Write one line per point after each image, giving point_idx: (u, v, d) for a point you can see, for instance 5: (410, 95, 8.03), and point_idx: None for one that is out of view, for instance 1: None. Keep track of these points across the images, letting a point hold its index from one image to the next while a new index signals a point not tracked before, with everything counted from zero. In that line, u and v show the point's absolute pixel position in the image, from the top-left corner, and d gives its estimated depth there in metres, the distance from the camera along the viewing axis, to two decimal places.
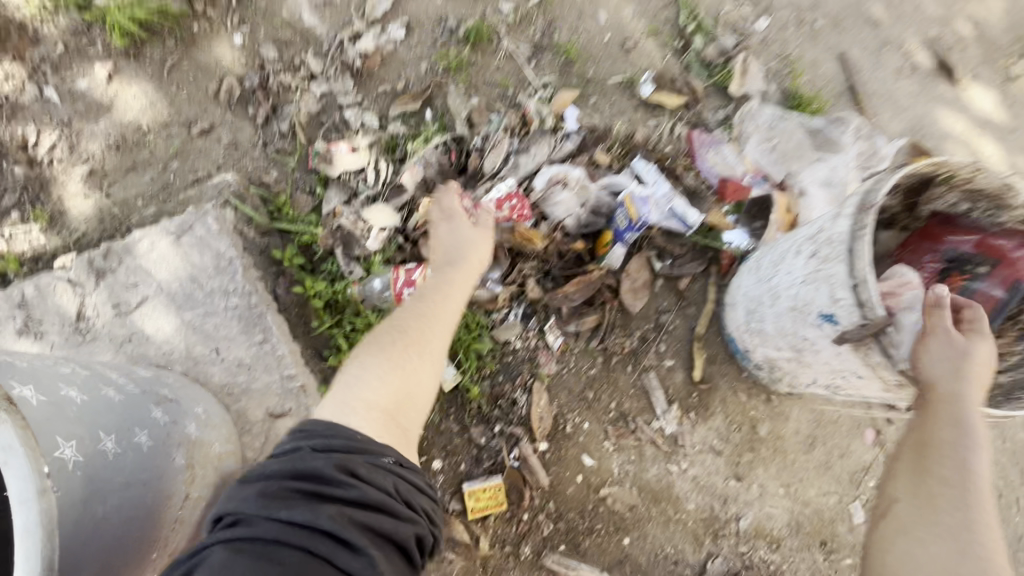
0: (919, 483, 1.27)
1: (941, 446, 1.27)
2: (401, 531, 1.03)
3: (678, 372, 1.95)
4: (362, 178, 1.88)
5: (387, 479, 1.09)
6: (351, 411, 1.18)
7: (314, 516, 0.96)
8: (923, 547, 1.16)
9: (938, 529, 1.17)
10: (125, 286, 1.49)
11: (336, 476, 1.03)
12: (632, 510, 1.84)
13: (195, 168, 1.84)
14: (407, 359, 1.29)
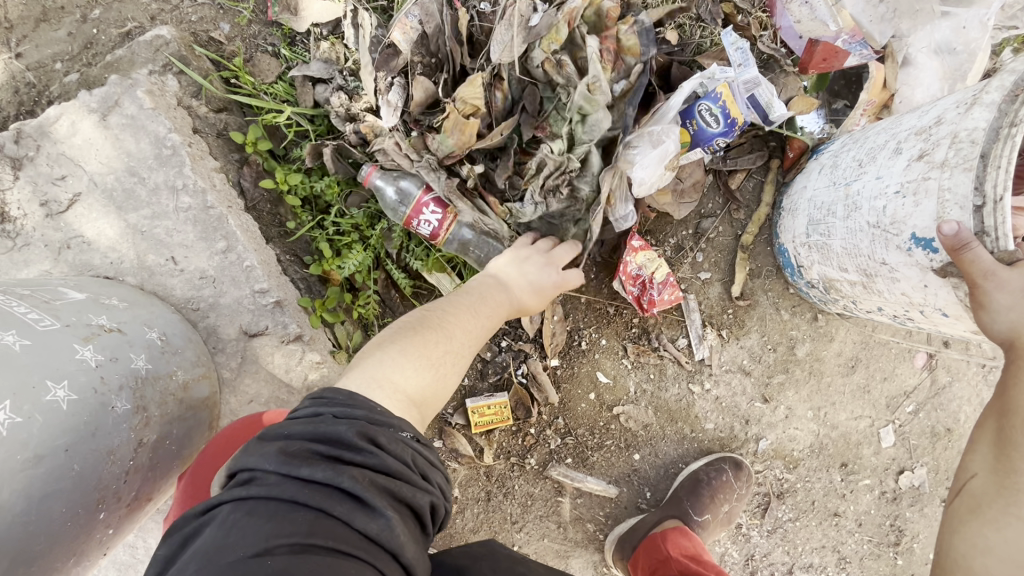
0: (998, 457, 0.97)
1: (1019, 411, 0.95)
2: (421, 501, 0.79)
3: (715, 286, 1.70)
4: (339, 37, 1.48)
5: (407, 450, 0.83)
6: (377, 389, 0.92)
7: (335, 474, 0.73)
8: (1000, 538, 0.94)
9: (1014, 513, 0.93)
10: (51, 179, 1.22)
11: (360, 440, 0.78)
12: (646, 428, 1.73)
13: (121, 17, 1.41)
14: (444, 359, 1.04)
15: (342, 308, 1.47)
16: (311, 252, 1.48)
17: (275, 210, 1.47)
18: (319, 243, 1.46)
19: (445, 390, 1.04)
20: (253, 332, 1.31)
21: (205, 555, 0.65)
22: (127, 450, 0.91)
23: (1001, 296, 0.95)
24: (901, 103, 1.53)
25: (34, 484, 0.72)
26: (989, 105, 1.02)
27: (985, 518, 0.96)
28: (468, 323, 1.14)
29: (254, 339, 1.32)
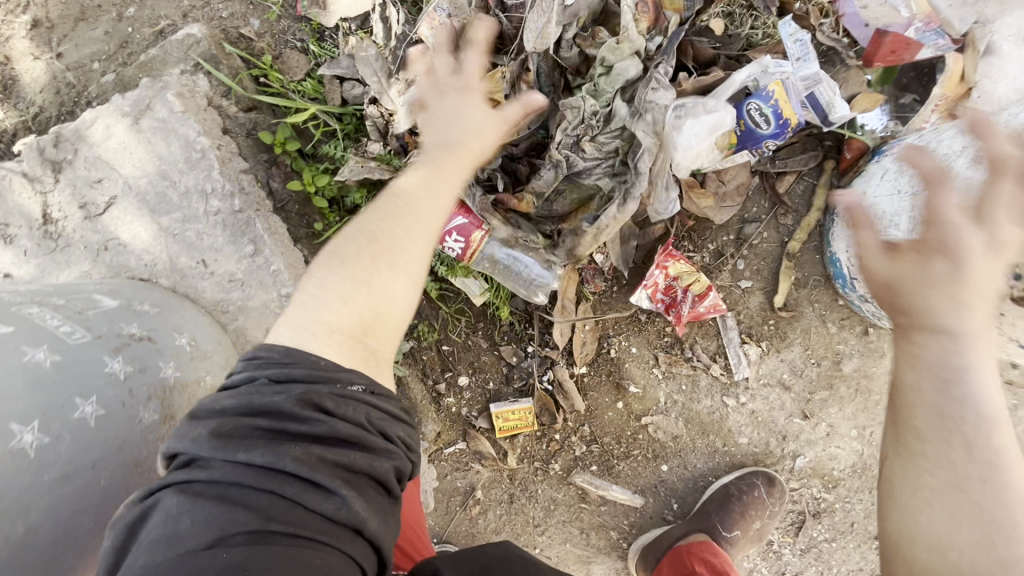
0: (897, 445, 0.77)
1: (906, 388, 0.77)
2: (381, 468, 0.80)
3: (756, 296, 1.60)
4: (367, 32, 1.44)
5: (359, 409, 0.83)
6: (309, 334, 0.86)
7: (275, 459, 0.73)
8: (926, 529, 0.73)
9: (927, 496, 0.73)
10: (88, 182, 1.24)
11: (300, 410, 0.77)
12: (675, 440, 1.68)
13: (155, 15, 1.41)
14: (376, 269, 0.91)
15: None
16: None
17: (302, 210, 1.45)
18: None
19: (394, 305, 0.93)
20: None
21: (158, 547, 0.67)
22: (155, 461, 0.93)
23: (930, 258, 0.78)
24: (979, 98, 1.33)
25: (61, 502, 0.74)
26: None
27: (899, 505, 0.76)
28: (402, 229, 0.95)
29: None
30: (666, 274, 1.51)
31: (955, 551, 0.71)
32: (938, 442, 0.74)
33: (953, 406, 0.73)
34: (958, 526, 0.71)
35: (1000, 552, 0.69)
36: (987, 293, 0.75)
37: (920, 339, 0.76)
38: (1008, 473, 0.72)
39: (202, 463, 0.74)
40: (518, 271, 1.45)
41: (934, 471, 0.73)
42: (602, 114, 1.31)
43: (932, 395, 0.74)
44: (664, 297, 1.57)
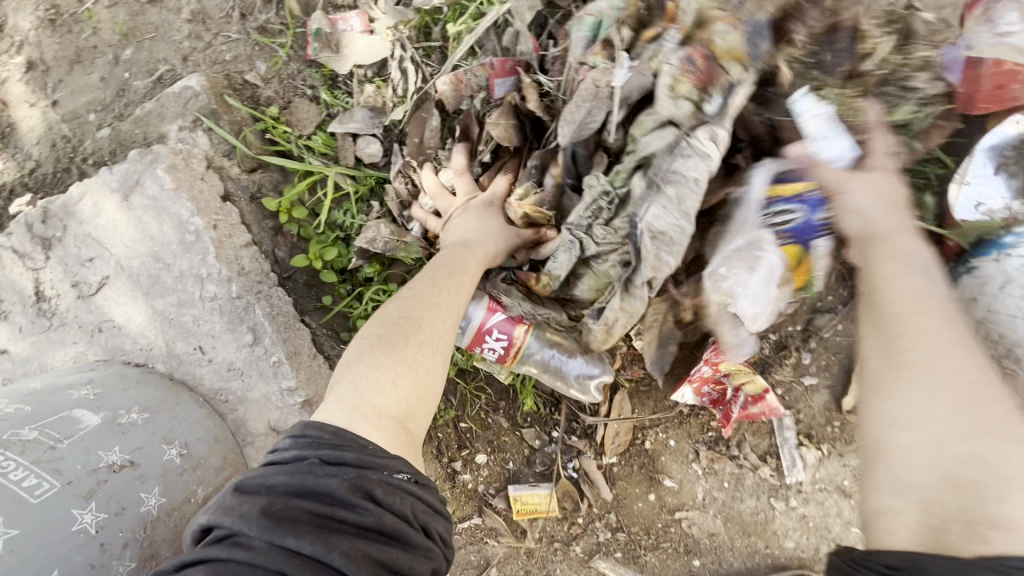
0: (876, 330, 0.77)
1: (879, 279, 0.80)
2: (421, 570, 0.72)
3: (820, 394, 1.38)
4: (383, 79, 1.27)
5: (407, 499, 0.76)
6: (361, 420, 0.81)
7: (325, 551, 0.65)
8: (917, 408, 0.68)
9: (906, 372, 0.71)
10: (79, 260, 1.14)
11: (349, 496, 0.71)
12: (711, 537, 1.51)
13: (153, 59, 1.27)
14: (418, 353, 0.90)
15: None
16: (348, 328, 1.34)
17: (310, 280, 1.31)
18: (356, 321, 1.32)
19: (428, 395, 0.90)
20: (280, 430, 1.21)
21: None
22: None
23: (856, 194, 0.90)
24: None
25: None
26: None
27: (882, 384, 0.73)
28: (440, 300, 0.97)
29: (282, 437, 1.22)
30: (714, 369, 1.29)
31: (935, 425, 0.66)
32: (915, 321, 0.73)
33: (924, 291, 0.76)
34: (937, 399, 0.67)
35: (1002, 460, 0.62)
36: (907, 207, 0.89)
37: (876, 246, 0.84)
38: (972, 361, 0.70)
39: (245, 545, 0.67)
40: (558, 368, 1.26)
41: (911, 347, 0.72)
42: (617, 195, 1.08)
43: (904, 281, 0.78)
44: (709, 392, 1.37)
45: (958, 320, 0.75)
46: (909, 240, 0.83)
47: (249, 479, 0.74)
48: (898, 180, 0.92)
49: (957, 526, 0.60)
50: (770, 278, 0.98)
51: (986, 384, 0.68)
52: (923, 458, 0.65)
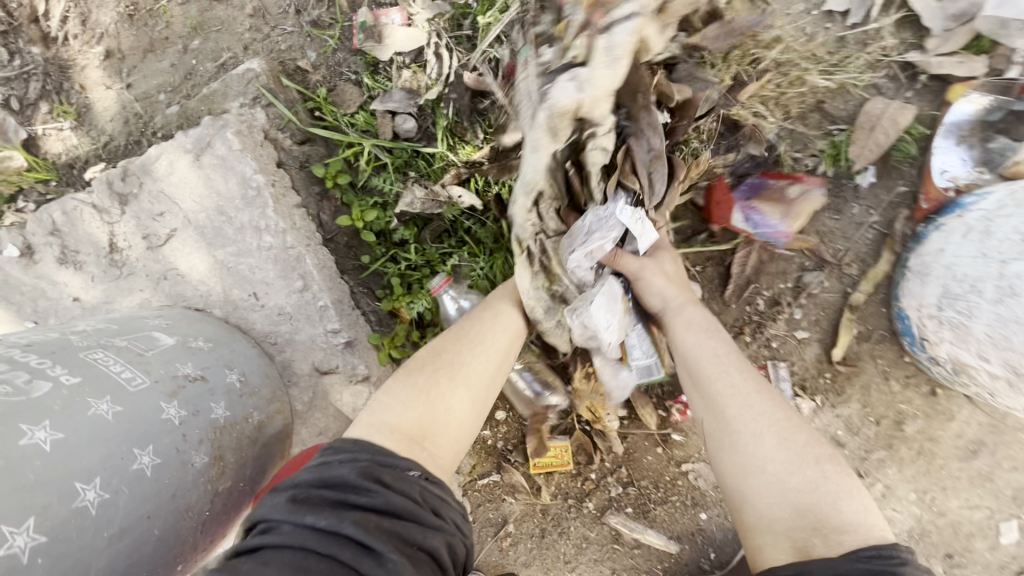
0: (712, 405, 1.07)
1: (703, 367, 1.11)
2: (432, 542, 0.88)
3: (812, 348, 1.51)
4: (421, 66, 1.44)
5: (416, 486, 0.94)
6: (374, 432, 1.01)
7: (338, 522, 0.82)
8: (759, 455, 0.98)
9: (741, 430, 1.01)
10: (152, 215, 1.29)
11: (361, 482, 0.88)
12: (716, 489, 1.62)
13: (219, 48, 1.45)
14: (438, 386, 1.08)
15: (410, 346, 1.45)
16: (382, 286, 1.48)
17: (351, 241, 1.47)
18: (391, 278, 1.46)
19: (455, 424, 1.07)
20: (324, 369, 1.34)
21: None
22: (204, 504, 0.96)
23: (657, 279, 1.21)
24: None
25: (118, 558, 0.76)
26: None
27: (728, 446, 1.02)
28: (472, 346, 1.15)
29: (325, 377, 1.34)
30: None
31: (772, 467, 0.96)
32: (735, 390, 1.06)
33: (727, 363, 1.10)
34: (759, 444, 0.99)
35: (825, 476, 0.95)
36: (687, 283, 1.26)
37: (676, 322, 1.19)
38: (776, 402, 1.04)
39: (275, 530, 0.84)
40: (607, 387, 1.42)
41: (734, 407, 1.04)
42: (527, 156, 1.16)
43: (700, 350, 1.13)
44: None
45: (750, 372, 1.11)
46: (695, 313, 1.20)
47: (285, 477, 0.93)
48: (674, 258, 1.28)
49: (816, 540, 0.89)
50: (612, 307, 1.19)
51: (791, 420, 1.02)
52: (771, 498, 0.94)
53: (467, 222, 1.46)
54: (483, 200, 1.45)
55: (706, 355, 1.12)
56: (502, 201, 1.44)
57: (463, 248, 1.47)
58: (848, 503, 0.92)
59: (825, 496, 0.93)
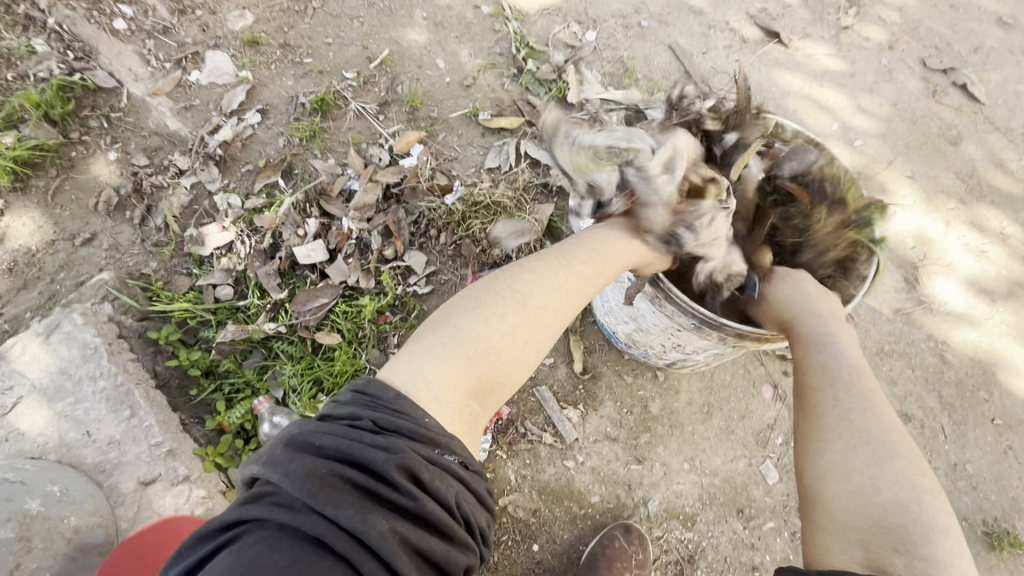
0: (805, 401, 1.20)
1: (805, 358, 1.26)
2: (456, 564, 0.87)
3: (561, 368, 1.99)
4: (231, 251, 2.05)
5: (451, 487, 0.91)
6: (421, 388, 1.00)
7: (365, 528, 0.79)
8: (830, 465, 1.05)
9: (833, 438, 1.09)
10: (1, 390, 1.63)
11: (395, 478, 0.85)
12: (536, 514, 1.84)
13: (79, 274, 2.01)
14: (517, 334, 1.11)
15: (235, 454, 1.76)
16: (210, 411, 1.82)
17: (181, 383, 1.85)
18: (216, 401, 1.82)
19: (514, 380, 1.13)
20: (148, 480, 1.57)
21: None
22: None
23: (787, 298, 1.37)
24: None
25: None
26: None
27: (814, 451, 1.10)
28: (567, 296, 1.19)
29: (150, 488, 1.57)
30: None
31: (856, 476, 1.02)
32: (828, 395, 1.17)
33: (829, 367, 1.21)
34: (889, 468, 1.01)
35: (890, 483, 0.99)
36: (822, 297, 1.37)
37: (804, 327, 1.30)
38: (892, 430, 1.08)
39: (295, 506, 0.81)
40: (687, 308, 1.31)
41: (830, 415, 1.13)
42: None
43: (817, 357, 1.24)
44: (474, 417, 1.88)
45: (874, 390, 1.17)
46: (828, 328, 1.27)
47: (302, 430, 0.90)
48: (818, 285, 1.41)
49: (896, 558, 0.89)
50: None
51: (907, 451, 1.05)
52: (851, 504, 0.99)
53: (278, 343, 1.93)
54: (287, 326, 1.95)
55: (826, 359, 1.23)
56: (303, 323, 1.95)
57: (275, 364, 1.91)
58: (913, 501, 0.96)
59: (901, 510, 0.95)
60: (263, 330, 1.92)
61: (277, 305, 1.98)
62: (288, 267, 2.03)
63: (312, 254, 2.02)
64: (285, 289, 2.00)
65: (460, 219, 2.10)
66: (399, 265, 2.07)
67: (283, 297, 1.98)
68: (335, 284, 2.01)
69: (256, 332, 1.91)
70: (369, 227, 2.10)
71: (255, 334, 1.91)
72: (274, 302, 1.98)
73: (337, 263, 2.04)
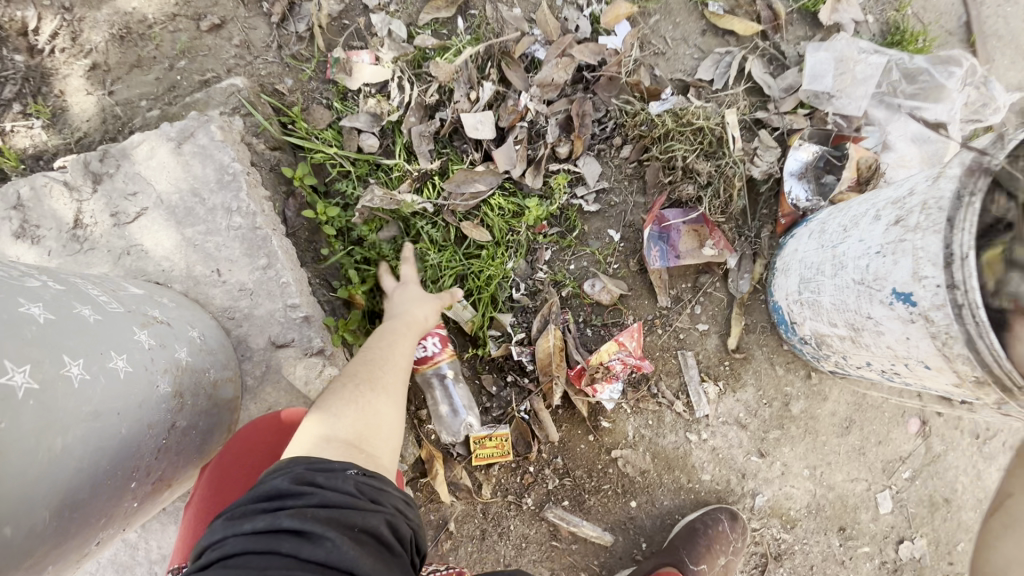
0: None
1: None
2: (375, 522, 0.86)
3: (712, 338, 1.79)
4: (384, 95, 1.69)
5: (349, 480, 0.90)
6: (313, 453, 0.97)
7: (272, 519, 0.80)
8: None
9: None
10: (124, 194, 1.40)
11: (295, 482, 0.87)
12: (643, 474, 1.76)
13: (204, 69, 1.66)
14: (365, 393, 1.12)
15: (362, 333, 1.59)
16: (340, 278, 1.63)
17: (311, 237, 1.63)
18: (348, 271, 1.61)
19: (388, 423, 1.11)
20: (279, 343, 1.44)
21: None
22: (162, 430, 0.98)
23: None
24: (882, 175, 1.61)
25: (90, 437, 0.79)
26: (953, 176, 1.11)
27: None
28: (392, 355, 1.25)
29: (279, 351, 1.44)
30: (617, 365, 1.70)
31: None
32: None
33: None
34: None
35: None
36: None
37: None
38: None
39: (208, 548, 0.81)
40: (1002, 371, 1.05)
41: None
42: None
43: None
44: (616, 370, 1.71)
45: None
46: None
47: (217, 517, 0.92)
48: None
49: None
50: None
51: None
52: None
53: (421, 223, 1.66)
54: (434, 205, 1.67)
55: None
56: (451, 207, 1.68)
57: (415, 245, 1.67)
58: None
59: None
60: (415, 205, 1.64)
61: (428, 177, 1.68)
62: (447, 134, 1.70)
63: (480, 128, 1.67)
64: (438, 159, 1.68)
65: (660, 136, 1.72)
66: (571, 170, 1.74)
67: (437, 170, 1.68)
68: (497, 171, 1.69)
69: (406, 205, 1.63)
70: (548, 112, 1.72)
71: (404, 207, 1.63)
72: (422, 171, 1.67)
73: (504, 146, 1.70)
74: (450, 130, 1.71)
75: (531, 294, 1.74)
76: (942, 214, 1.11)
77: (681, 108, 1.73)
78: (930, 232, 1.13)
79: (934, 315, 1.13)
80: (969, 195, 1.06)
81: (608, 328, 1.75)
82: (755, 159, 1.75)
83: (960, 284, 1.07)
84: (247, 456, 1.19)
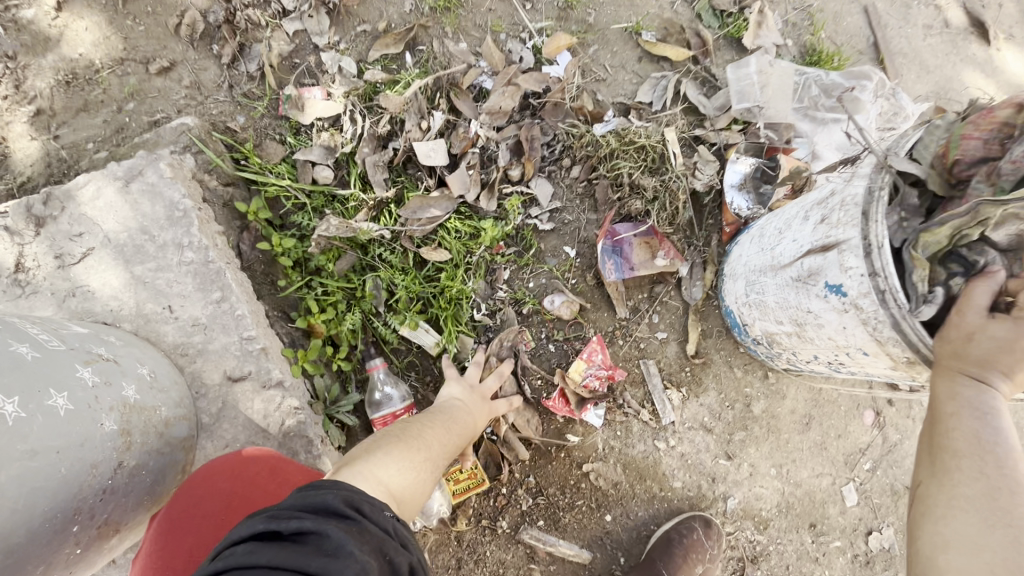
0: (934, 460, 1.00)
1: (945, 417, 1.01)
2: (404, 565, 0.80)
3: (672, 346, 1.84)
4: (337, 128, 1.73)
5: (390, 521, 0.86)
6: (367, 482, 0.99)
7: (319, 525, 0.76)
8: (951, 533, 0.90)
9: (960, 505, 0.91)
10: (68, 235, 1.38)
11: (343, 501, 0.83)
12: (616, 487, 1.77)
13: (153, 111, 1.67)
14: (423, 465, 1.15)
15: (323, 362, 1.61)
16: (298, 309, 1.64)
17: (267, 270, 1.63)
18: (307, 300, 1.63)
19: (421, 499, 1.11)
20: (235, 377, 1.42)
21: None
22: (108, 470, 0.95)
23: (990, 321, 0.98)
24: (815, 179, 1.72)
25: (23, 478, 0.76)
26: (864, 175, 1.21)
27: (935, 515, 0.94)
28: (449, 439, 1.29)
29: (236, 385, 1.42)
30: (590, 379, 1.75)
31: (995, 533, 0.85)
32: (971, 461, 0.95)
33: (981, 434, 0.96)
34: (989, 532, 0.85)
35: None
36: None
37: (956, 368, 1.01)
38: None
39: (238, 545, 0.75)
40: (928, 349, 1.10)
41: (966, 483, 0.93)
42: None
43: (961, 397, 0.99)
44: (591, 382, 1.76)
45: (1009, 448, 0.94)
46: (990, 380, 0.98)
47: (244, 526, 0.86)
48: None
49: None
50: None
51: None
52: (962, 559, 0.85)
53: (378, 250, 1.68)
54: (391, 232, 1.69)
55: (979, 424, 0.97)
56: (408, 233, 1.70)
57: (373, 272, 1.68)
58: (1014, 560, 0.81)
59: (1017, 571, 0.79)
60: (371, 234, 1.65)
61: (384, 205, 1.71)
62: (400, 162, 1.75)
63: (432, 155, 1.73)
64: (393, 188, 1.72)
65: (606, 156, 1.81)
66: (524, 191, 1.80)
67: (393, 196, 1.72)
68: (452, 196, 1.74)
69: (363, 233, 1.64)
70: (498, 138, 1.79)
71: (360, 234, 1.64)
72: (378, 200, 1.70)
73: (457, 172, 1.75)
74: (404, 158, 1.76)
75: (491, 313, 1.78)
76: (858, 208, 1.18)
77: (623, 128, 1.83)
78: (849, 226, 1.19)
79: (863, 302, 1.19)
80: (879, 189, 1.15)
81: (571, 344, 1.78)
82: (696, 173, 1.85)
83: (880, 270, 1.13)
84: (201, 504, 1.12)
